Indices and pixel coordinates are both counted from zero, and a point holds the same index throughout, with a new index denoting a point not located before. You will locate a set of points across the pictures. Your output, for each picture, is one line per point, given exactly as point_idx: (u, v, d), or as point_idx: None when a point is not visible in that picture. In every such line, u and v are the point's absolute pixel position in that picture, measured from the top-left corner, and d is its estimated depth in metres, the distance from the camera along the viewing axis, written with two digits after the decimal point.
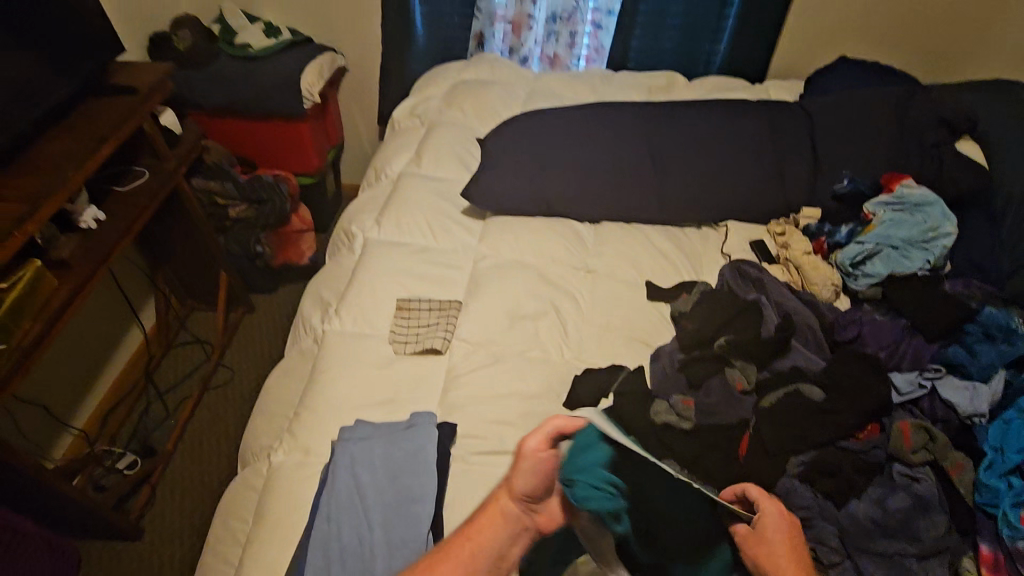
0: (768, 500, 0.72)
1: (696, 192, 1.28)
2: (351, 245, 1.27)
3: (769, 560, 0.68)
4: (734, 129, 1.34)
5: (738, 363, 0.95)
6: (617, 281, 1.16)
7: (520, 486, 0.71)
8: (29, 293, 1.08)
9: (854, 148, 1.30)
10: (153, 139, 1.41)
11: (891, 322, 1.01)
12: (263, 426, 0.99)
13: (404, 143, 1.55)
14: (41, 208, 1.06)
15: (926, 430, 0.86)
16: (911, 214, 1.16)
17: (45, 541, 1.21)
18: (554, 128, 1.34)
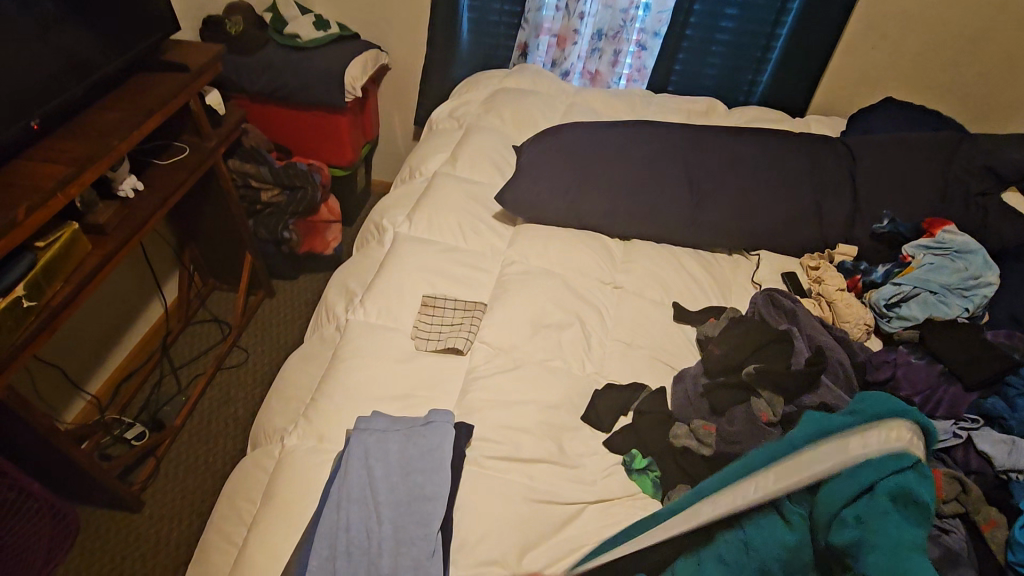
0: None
1: (731, 219, 1.27)
2: (381, 240, 1.28)
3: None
4: (774, 160, 1.33)
5: (765, 394, 0.93)
6: (643, 300, 1.15)
7: None
8: (63, 254, 1.09)
9: (895, 190, 1.28)
10: (198, 117, 1.43)
11: (926, 366, 1.01)
12: (278, 409, 0.99)
13: (442, 143, 1.56)
14: (85, 171, 1.08)
15: (960, 482, 0.83)
16: (953, 259, 1.14)
17: (48, 504, 1.21)
18: (595, 141, 1.34)
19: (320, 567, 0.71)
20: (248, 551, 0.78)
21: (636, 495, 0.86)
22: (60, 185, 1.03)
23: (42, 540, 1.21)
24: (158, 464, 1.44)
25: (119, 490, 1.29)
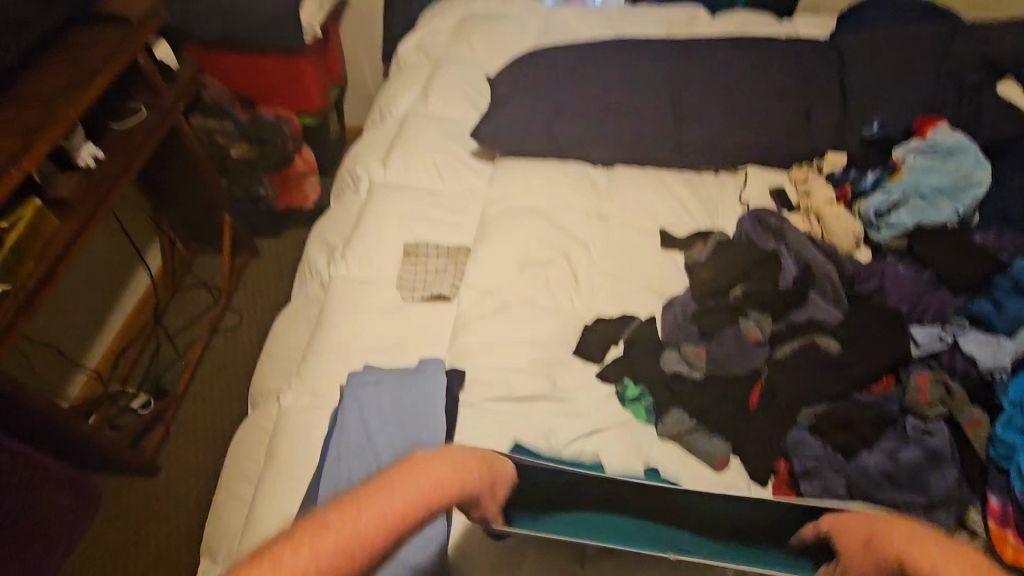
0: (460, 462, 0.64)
1: (716, 137, 1.22)
2: (356, 188, 1.24)
3: (438, 465, 0.62)
4: (763, 68, 1.26)
5: (752, 314, 0.95)
6: (629, 229, 1.12)
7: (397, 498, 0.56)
8: (30, 232, 1.05)
9: (887, 91, 1.23)
10: (149, 74, 1.34)
11: (915, 273, 0.99)
12: (272, 369, 1.01)
13: (411, 80, 1.47)
14: (37, 142, 1.02)
15: (944, 384, 0.86)
16: (944, 160, 1.11)
17: (64, 476, 1.25)
18: (571, 65, 1.27)
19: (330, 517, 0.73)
20: (257, 507, 0.81)
21: (627, 423, 0.87)
22: (11, 161, 0.97)
23: (63, 511, 1.25)
24: (168, 430, 1.48)
25: (131, 457, 1.32)
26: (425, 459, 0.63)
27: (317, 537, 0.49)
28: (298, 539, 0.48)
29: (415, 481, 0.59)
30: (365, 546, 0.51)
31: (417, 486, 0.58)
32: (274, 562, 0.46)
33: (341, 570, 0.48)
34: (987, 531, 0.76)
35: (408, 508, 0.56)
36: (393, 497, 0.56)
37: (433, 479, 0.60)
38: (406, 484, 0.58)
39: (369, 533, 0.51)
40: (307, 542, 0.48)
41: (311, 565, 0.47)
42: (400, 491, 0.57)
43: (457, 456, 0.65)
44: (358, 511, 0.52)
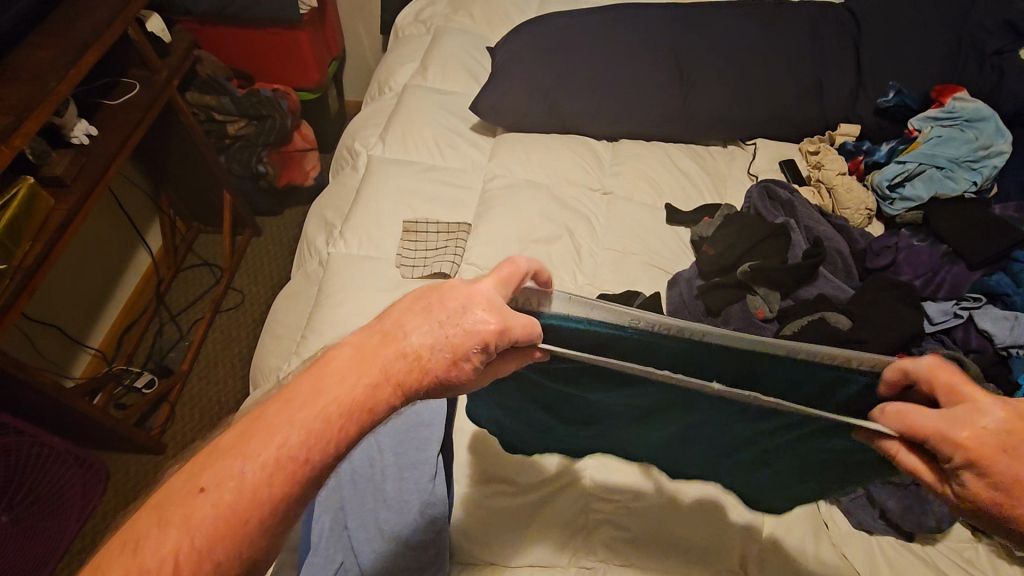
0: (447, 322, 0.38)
1: (724, 108, 1.18)
2: (354, 164, 1.21)
3: (396, 329, 0.38)
4: (774, 35, 1.21)
5: (760, 291, 0.92)
6: (635, 204, 1.09)
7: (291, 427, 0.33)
8: (25, 212, 1.03)
9: (903, 58, 1.18)
10: (141, 47, 1.30)
11: (928, 247, 0.98)
12: (272, 348, 1.00)
13: (409, 52, 1.43)
14: (26, 120, 1.00)
15: (958, 360, 0.83)
16: (962, 129, 1.07)
17: (71, 454, 1.26)
18: (574, 33, 1.22)
19: (329, 495, 0.73)
20: None
21: None
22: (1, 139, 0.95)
23: (71, 487, 1.27)
24: (173, 408, 1.48)
25: (137, 436, 1.32)
26: (375, 335, 0.37)
27: (185, 510, 0.31)
28: (161, 513, 0.31)
29: (345, 384, 0.35)
30: (262, 508, 0.32)
31: (332, 392, 0.34)
32: (130, 548, 0.31)
33: (222, 547, 0.31)
34: None
35: (337, 425, 0.34)
36: (311, 414, 0.34)
37: (378, 358, 0.36)
38: (337, 384, 0.35)
39: (268, 488, 0.32)
40: (161, 520, 0.31)
41: (181, 550, 0.30)
42: (321, 405, 0.34)
43: (436, 319, 0.38)
44: (238, 458, 0.32)
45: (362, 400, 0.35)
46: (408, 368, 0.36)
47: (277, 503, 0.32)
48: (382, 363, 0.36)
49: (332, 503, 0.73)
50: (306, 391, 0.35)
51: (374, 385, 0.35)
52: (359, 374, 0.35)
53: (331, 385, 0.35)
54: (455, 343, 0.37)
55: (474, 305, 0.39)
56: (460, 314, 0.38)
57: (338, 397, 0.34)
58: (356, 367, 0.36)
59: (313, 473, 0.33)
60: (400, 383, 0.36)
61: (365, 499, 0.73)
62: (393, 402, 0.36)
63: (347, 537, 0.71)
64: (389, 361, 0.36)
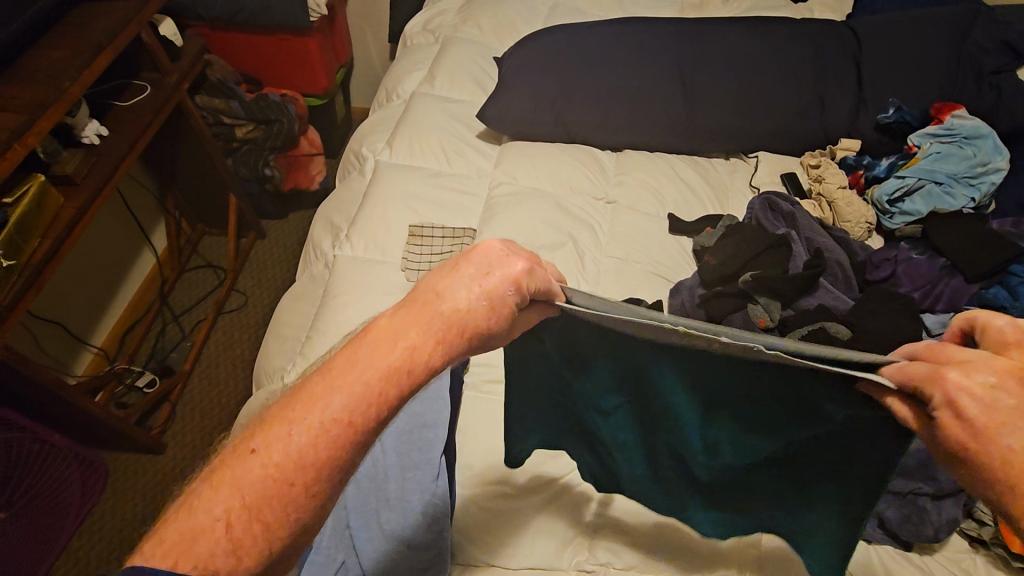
0: (476, 273, 0.39)
1: (727, 121, 1.20)
2: (362, 168, 1.23)
3: (427, 291, 0.39)
4: (777, 51, 1.23)
5: (761, 300, 0.93)
6: (638, 214, 1.11)
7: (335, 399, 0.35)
8: (35, 209, 1.05)
9: (903, 76, 1.20)
10: (154, 50, 1.32)
11: (927, 261, 0.99)
12: (277, 348, 1.01)
13: (418, 60, 1.45)
14: (40, 118, 1.01)
15: None
16: (960, 146, 1.08)
17: (71, 452, 1.26)
18: (581, 45, 1.24)
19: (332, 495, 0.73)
20: None
21: None
22: (15, 136, 0.97)
23: (70, 485, 1.27)
24: (174, 408, 1.48)
25: (138, 435, 1.33)
26: (407, 304, 0.39)
27: (237, 471, 0.33)
28: (216, 476, 0.34)
29: (383, 350, 0.37)
30: (308, 474, 0.33)
31: (373, 359, 0.36)
32: (185, 512, 0.33)
33: (275, 506, 0.33)
34: (995, 520, 0.77)
35: (376, 391, 0.35)
36: (352, 379, 0.36)
37: (414, 318, 0.38)
38: (381, 351, 0.37)
39: (313, 450, 0.34)
40: (209, 486, 0.33)
41: (234, 510, 0.32)
42: (360, 369, 0.36)
43: (467, 274, 0.39)
44: (286, 426, 0.34)
45: (404, 356, 0.37)
46: (443, 323, 0.38)
47: (322, 465, 0.34)
48: (418, 321, 0.38)
49: (336, 502, 0.73)
50: (349, 363, 0.37)
51: (413, 342, 0.37)
52: (397, 335, 0.37)
53: (371, 349, 0.37)
54: (489, 292, 0.39)
55: (499, 259, 0.40)
56: (495, 264, 0.40)
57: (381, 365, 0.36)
58: (389, 333, 0.37)
59: (358, 436, 0.35)
60: (439, 341, 0.37)
61: (369, 498, 0.73)
62: (434, 359, 0.37)
63: (347, 534, 0.72)
64: (426, 318, 0.38)
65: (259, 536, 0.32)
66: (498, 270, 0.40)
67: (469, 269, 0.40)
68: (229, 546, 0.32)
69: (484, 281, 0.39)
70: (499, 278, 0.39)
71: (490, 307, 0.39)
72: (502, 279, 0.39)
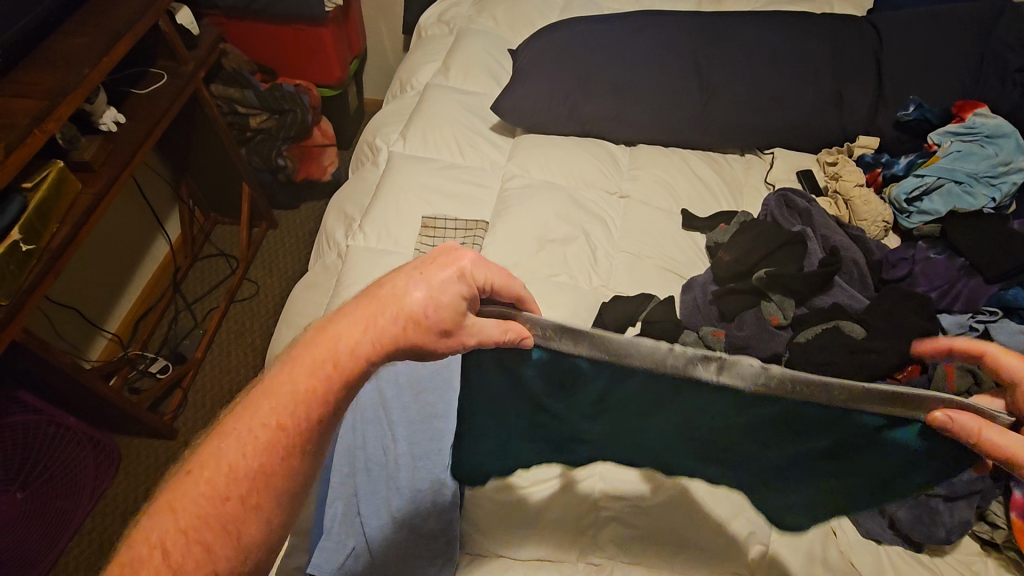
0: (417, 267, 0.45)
1: (743, 118, 1.19)
2: (375, 159, 1.23)
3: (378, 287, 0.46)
4: (796, 46, 1.21)
5: (775, 298, 0.93)
6: (651, 209, 1.10)
7: (265, 407, 0.40)
8: (54, 194, 1.06)
9: (923, 73, 1.19)
10: (171, 39, 1.33)
11: (945, 260, 0.98)
12: (288, 337, 1.01)
13: (432, 52, 1.45)
14: (60, 105, 1.02)
15: (972, 373, 0.84)
16: (981, 145, 1.07)
17: (85, 435, 1.28)
18: (596, 39, 1.23)
19: (342, 482, 0.73)
20: None
21: None
22: (36, 122, 0.97)
23: (83, 468, 1.29)
24: (186, 395, 1.50)
25: (150, 421, 1.34)
26: (361, 298, 0.45)
27: (181, 493, 0.39)
28: (162, 504, 0.39)
29: (315, 349, 0.42)
30: (240, 487, 0.39)
31: (309, 363, 0.42)
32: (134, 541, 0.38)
33: (213, 526, 0.38)
34: (1008, 523, 0.77)
35: (305, 396, 0.41)
36: (286, 393, 0.41)
37: (357, 310, 0.44)
38: (315, 353, 0.42)
39: (245, 463, 0.39)
40: (163, 512, 0.38)
41: (172, 534, 0.37)
42: (295, 373, 0.41)
43: (413, 271, 0.45)
44: (222, 449, 0.39)
45: (340, 339, 0.42)
46: (380, 310, 0.43)
47: (254, 481, 0.39)
48: (360, 307, 0.44)
49: (346, 490, 0.73)
50: (288, 368, 0.42)
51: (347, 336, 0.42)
52: (342, 322, 0.43)
53: (317, 345, 0.42)
54: (426, 281, 0.44)
55: (447, 257, 0.46)
56: (442, 258, 0.45)
57: (307, 374, 0.41)
58: (329, 334, 0.43)
59: (289, 443, 0.40)
60: (374, 331, 0.43)
61: (378, 487, 0.74)
62: (366, 343, 0.42)
63: (357, 523, 0.72)
64: (369, 306, 0.44)
65: (199, 556, 0.37)
66: (443, 261, 0.45)
67: (414, 268, 0.45)
68: (168, 568, 0.37)
69: (422, 274, 0.44)
70: (442, 270, 0.44)
71: (432, 302, 0.43)
72: (441, 269, 0.44)
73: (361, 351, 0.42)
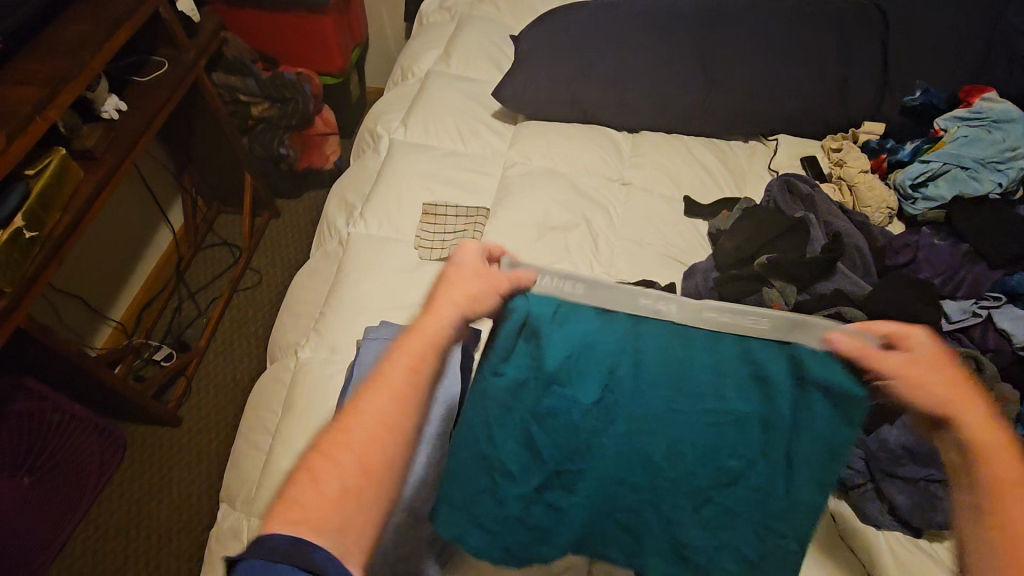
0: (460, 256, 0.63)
1: (747, 104, 1.18)
2: (376, 147, 1.23)
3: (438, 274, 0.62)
4: (801, 31, 1.20)
5: (776, 284, 0.92)
6: (653, 196, 1.10)
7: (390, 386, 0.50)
8: (57, 182, 1.06)
9: (931, 58, 1.17)
10: (171, 26, 1.32)
11: (949, 246, 0.97)
12: (291, 324, 1.02)
13: (434, 39, 1.44)
14: (60, 93, 1.02)
15: (975, 360, 0.84)
16: (989, 130, 1.05)
17: (89, 421, 1.30)
18: (598, 24, 1.22)
19: None
20: (275, 456, 0.82)
21: None
22: (36, 110, 0.97)
23: (88, 455, 1.30)
24: (190, 383, 1.51)
25: (155, 408, 1.35)
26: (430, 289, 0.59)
27: (318, 473, 0.46)
28: (299, 485, 0.45)
29: (423, 334, 0.54)
30: (375, 454, 0.47)
31: (420, 337, 0.53)
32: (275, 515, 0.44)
33: (356, 491, 0.45)
34: None
35: (414, 374, 0.51)
36: (399, 375, 0.50)
37: (434, 295, 0.58)
38: (420, 339, 0.53)
39: (374, 435, 0.47)
40: (304, 487, 0.45)
41: (321, 504, 0.44)
42: (409, 354, 0.52)
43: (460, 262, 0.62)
44: (353, 431, 0.47)
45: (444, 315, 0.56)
46: (450, 285, 0.59)
47: (379, 448, 0.47)
48: (435, 286, 0.60)
49: None
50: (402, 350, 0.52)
51: (444, 311, 0.56)
52: (428, 298, 0.58)
53: (430, 321, 0.55)
54: (467, 259, 0.62)
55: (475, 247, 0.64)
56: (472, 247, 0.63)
57: (410, 359, 0.51)
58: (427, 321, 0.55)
59: (407, 416, 0.49)
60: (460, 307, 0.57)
61: None
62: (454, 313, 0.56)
63: None
64: (439, 284, 0.59)
65: (340, 519, 0.44)
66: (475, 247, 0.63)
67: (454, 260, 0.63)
68: (319, 527, 0.43)
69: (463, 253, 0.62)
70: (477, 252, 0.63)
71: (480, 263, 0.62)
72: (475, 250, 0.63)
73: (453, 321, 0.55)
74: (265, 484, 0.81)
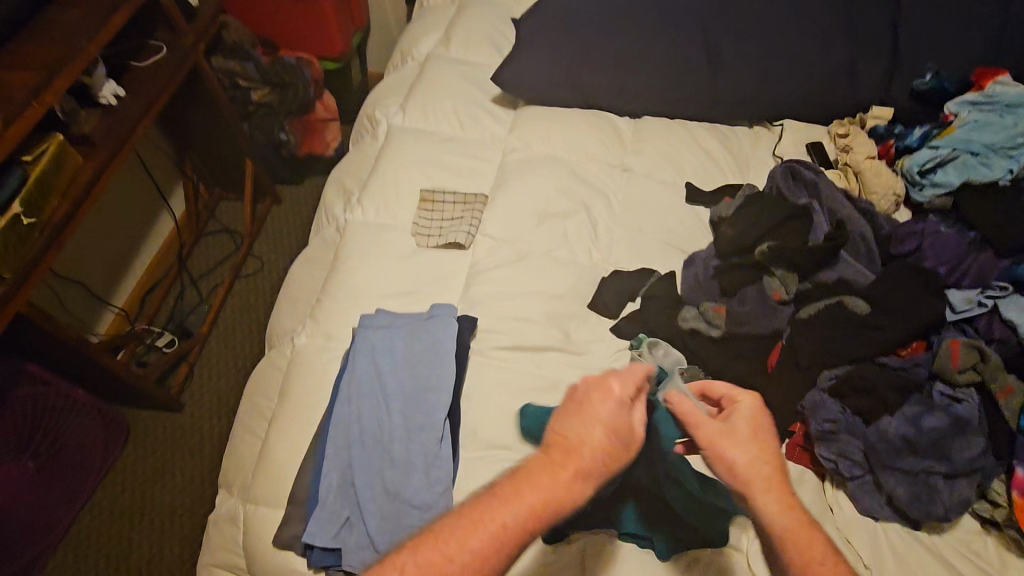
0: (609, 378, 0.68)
1: (752, 87, 1.15)
2: (374, 132, 1.21)
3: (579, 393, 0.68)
4: (809, 12, 1.16)
5: (778, 273, 0.91)
6: (653, 182, 1.08)
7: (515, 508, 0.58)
8: (54, 170, 1.05)
9: (943, 40, 1.14)
10: (169, 10, 1.31)
11: (955, 235, 0.95)
12: (288, 311, 1.01)
13: (434, 22, 1.42)
14: (56, 77, 1.01)
15: (979, 350, 0.82)
16: (1000, 115, 1.03)
17: (92, 407, 1.30)
18: (601, 6, 1.19)
19: (337, 455, 0.75)
20: (271, 443, 0.82)
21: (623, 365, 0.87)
22: (31, 95, 0.96)
23: (91, 440, 1.31)
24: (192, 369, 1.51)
25: (156, 394, 1.36)
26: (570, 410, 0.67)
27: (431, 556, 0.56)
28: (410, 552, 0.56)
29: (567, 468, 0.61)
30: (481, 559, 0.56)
31: (562, 470, 0.61)
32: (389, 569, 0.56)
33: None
34: (1010, 502, 0.75)
35: (540, 505, 0.59)
36: (528, 497, 0.59)
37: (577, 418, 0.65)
38: (563, 475, 0.61)
39: (485, 542, 0.57)
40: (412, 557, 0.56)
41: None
42: (546, 484, 0.60)
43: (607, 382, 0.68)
44: (474, 533, 0.57)
45: (593, 447, 0.63)
46: (596, 417, 0.65)
47: (489, 552, 0.56)
48: (574, 413, 0.66)
49: (341, 463, 0.75)
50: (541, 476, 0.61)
51: (592, 447, 0.63)
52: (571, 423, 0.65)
53: (577, 456, 0.62)
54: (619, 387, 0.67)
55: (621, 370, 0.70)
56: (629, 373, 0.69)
57: (541, 493, 0.59)
58: (571, 449, 0.62)
59: (521, 534, 0.58)
60: (605, 445, 0.63)
61: (372, 459, 0.75)
62: (600, 452, 0.63)
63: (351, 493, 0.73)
64: (587, 414, 0.65)
65: None
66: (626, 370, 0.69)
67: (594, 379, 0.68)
68: None
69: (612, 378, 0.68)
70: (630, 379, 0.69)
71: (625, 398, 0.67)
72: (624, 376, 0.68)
73: (597, 462, 0.62)
74: (260, 470, 0.81)
